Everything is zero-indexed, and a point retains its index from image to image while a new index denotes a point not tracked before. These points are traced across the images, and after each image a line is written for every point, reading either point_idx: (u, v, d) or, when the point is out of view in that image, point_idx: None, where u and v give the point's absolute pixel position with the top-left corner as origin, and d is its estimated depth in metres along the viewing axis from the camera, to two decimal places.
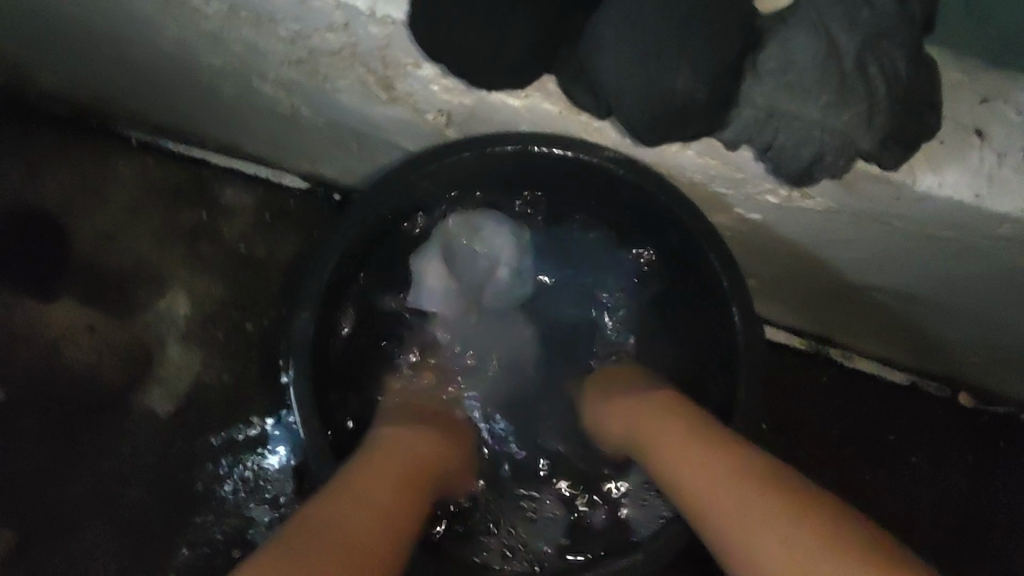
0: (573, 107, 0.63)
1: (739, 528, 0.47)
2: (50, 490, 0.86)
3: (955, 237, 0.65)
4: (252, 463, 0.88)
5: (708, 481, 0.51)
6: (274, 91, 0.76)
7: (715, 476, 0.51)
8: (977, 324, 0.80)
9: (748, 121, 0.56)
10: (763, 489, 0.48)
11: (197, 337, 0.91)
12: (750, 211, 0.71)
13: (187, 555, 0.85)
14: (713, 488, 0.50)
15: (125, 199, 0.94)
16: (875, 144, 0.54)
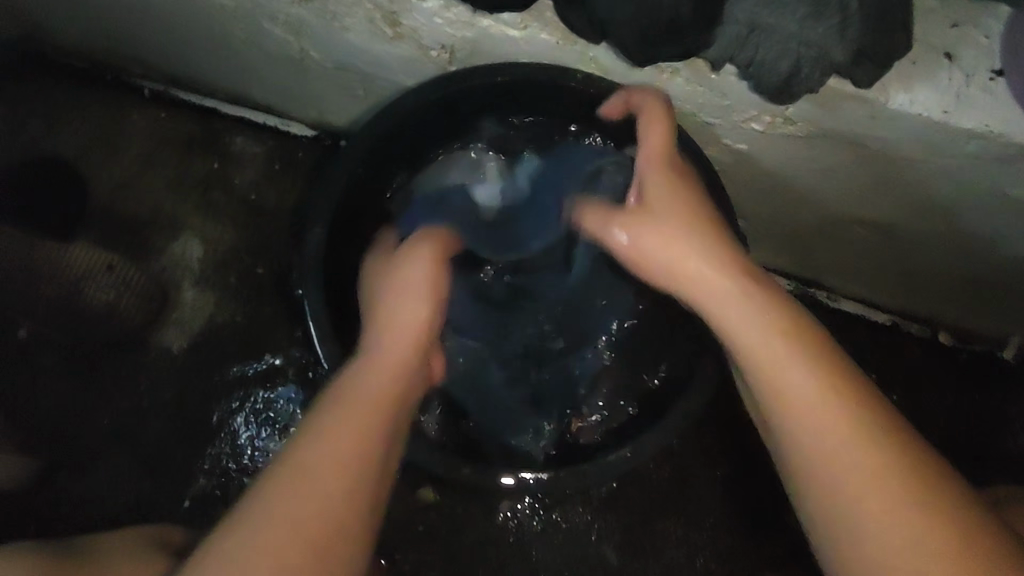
0: (570, 35, 0.67)
1: (811, 414, 0.47)
2: (72, 422, 0.90)
3: (927, 157, 0.69)
4: (262, 397, 0.92)
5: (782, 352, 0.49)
6: (284, 34, 0.80)
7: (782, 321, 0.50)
8: (955, 255, 0.84)
9: (731, 39, 0.60)
10: (860, 401, 0.46)
11: (210, 279, 0.95)
12: (738, 142, 0.76)
13: (204, 481, 0.90)
14: (803, 370, 0.47)
15: (139, 149, 0.98)
16: (848, 58, 0.59)
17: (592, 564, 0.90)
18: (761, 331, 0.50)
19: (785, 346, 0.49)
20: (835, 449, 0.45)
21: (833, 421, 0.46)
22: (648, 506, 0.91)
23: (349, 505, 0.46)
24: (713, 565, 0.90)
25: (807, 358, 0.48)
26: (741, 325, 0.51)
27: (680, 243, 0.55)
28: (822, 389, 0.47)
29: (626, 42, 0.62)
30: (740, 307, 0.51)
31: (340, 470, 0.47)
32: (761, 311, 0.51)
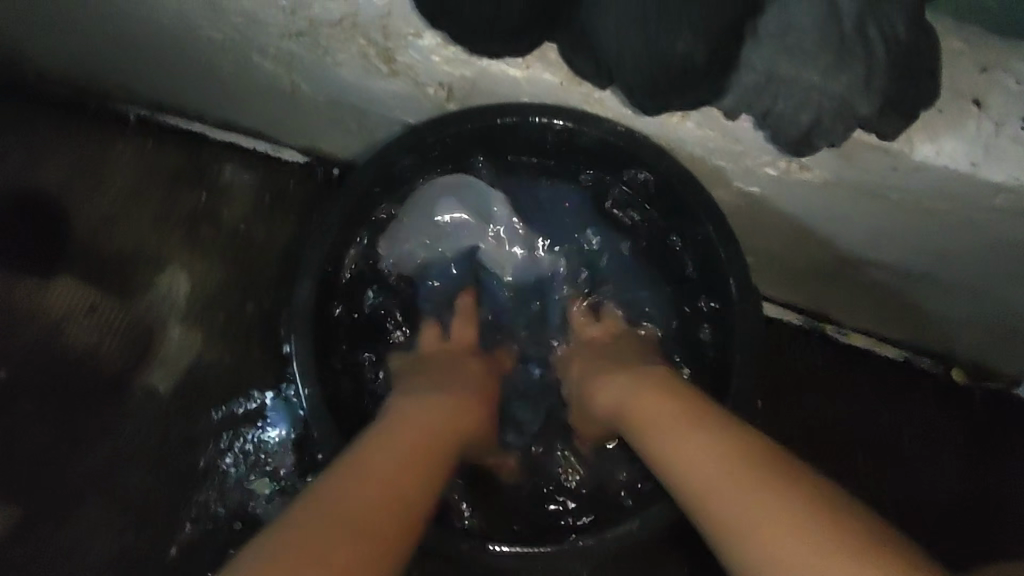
0: (575, 77, 0.64)
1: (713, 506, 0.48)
2: (52, 469, 0.86)
3: (951, 208, 0.65)
4: (251, 438, 0.88)
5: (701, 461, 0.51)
6: (273, 66, 0.77)
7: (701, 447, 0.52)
8: (976, 301, 0.80)
9: (748, 87, 0.57)
10: (766, 487, 0.47)
11: (197, 316, 0.91)
12: (750, 185, 0.72)
13: (190, 529, 0.86)
14: (710, 466, 0.50)
15: (124, 180, 0.94)
16: (874, 110, 0.55)
17: None
18: (697, 467, 0.51)
19: (706, 455, 0.51)
20: (747, 526, 0.45)
21: (741, 497, 0.47)
22: (652, 557, 0.87)
23: (401, 518, 0.48)
24: None
25: (722, 466, 0.50)
26: (687, 469, 0.52)
27: (645, 421, 0.59)
28: (731, 473, 0.49)
29: (636, 88, 0.58)
30: (682, 445, 0.54)
31: (395, 489, 0.49)
32: (707, 455, 0.51)
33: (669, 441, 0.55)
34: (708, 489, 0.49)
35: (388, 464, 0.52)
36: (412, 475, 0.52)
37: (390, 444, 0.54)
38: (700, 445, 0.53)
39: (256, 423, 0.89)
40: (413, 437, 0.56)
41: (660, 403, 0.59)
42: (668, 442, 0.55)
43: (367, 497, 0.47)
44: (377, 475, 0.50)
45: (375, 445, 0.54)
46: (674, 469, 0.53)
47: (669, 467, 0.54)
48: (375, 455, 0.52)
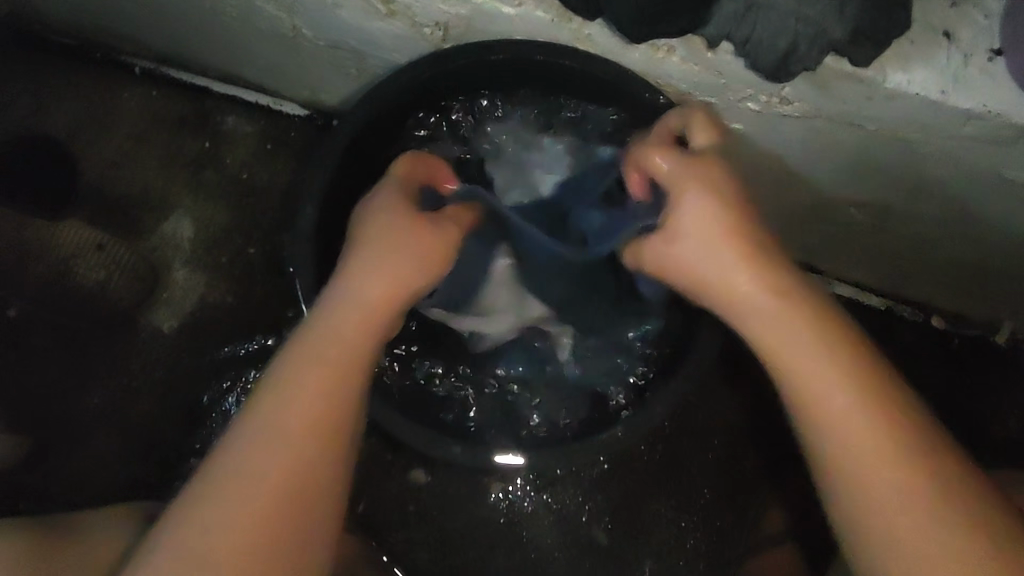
0: (565, 12, 0.67)
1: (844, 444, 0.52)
2: (64, 401, 0.89)
3: (922, 139, 0.68)
4: (253, 378, 0.91)
5: (826, 388, 0.53)
6: (276, 10, 0.79)
7: (829, 369, 0.53)
8: (951, 240, 0.83)
9: (729, 15, 0.60)
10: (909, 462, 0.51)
11: (201, 259, 0.94)
12: (733, 123, 0.75)
13: (195, 461, 0.89)
14: (836, 393, 0.52)
15: (129, 129, 0.97)
16: (846, 35, 0.58)
17: (583, 546, 0.90)
18: (839, 416, 0.52)
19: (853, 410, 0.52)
20: (895, 502, 0.50)
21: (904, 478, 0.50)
22: (638, 487, 0.91)
23: (309, 463, 0.52)
24: (703, 547, 0.91)
25: (848, 396, 0.52)
26: (811, 393, 0.53)
27: (752, 309, 0.56)
28: (878, 437, 0.51)
29: (621, 19, 0.61)
30: (807, 361, 0.54)
31: (301, 433, 0.52)
32: (835, 391, 0.52)
33: (799, 360, 0.54)
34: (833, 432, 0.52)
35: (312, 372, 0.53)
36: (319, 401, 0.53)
37: (315, 355, 0.54)
38: (834, 386, 0.52)
39: (258, 364, 0.91)
40: (332, 340, 0.55)
41: (775, 307, 0.55)
42: (797, 359, 0.54)
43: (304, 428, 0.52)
44: (284, 418, 0.52)
45: (307, 357, 0.54)
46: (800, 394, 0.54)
47: (790, 382, 0.54)
48: (295, 379, 0.53)
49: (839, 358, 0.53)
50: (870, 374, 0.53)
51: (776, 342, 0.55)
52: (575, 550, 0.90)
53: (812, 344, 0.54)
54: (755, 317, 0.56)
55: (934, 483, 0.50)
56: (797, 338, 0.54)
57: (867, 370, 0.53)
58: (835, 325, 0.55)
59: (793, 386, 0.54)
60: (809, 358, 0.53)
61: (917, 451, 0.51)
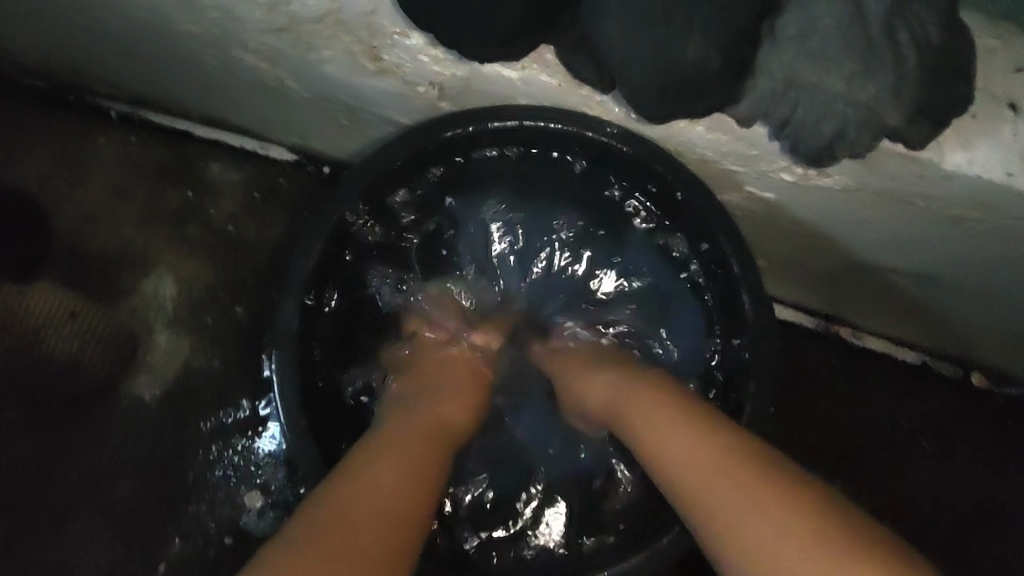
0: (574, 79, 0.59)
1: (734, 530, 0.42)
2: (38, 481, 0.83)
3: (980, 217, 0.61)
4: (241, 449, 0.85)
5: (717, 475, 0.45)
6: (256, 61, 0.72)
7: (714, 449, 0.47)
8: (1003, 307, 0.75)
9: (765, 93, 0.52)
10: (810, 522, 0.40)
11: (186, 321, 0.87)
12: (763, 190, 0.67)
13: (181, 543, 0.83)
14: (719, 475, 0.45)
15: (106, 178, 0.90)
16: (903, 120, 0.50)
17: None
18: (675, 456, 0.48)
19: (718, 474, 0.45)
20: (744, 514, 0.42)
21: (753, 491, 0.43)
22: None
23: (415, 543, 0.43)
24: None
25: (723, 475, 0.45)
26: (695, 483, 0.46)
27: (659, 429, 0.51)
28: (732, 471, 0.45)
29: (641, 96, 0.54)
30: (679, 449, 0.48)
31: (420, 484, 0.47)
32: (717, 473, 0.45)
33: (689, 467, 0.47)
34: (708, 502, 0.44)
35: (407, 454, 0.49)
36: (428, 452, 0.51)
37: (383, 442, 0.50)
38: (696, 465, 0.46)
39: (246, 433, 0.85)
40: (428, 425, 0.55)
41: (661, 411, 0.52)
42: (684, 460, 0.47)
43: (405, 479, 0.47)
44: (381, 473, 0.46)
45: (376, 443, 0.50)
46: (687, 499, 0.46)
47: (680, 475, 0.47)
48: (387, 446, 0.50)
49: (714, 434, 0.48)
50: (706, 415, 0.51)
51: (657, 451, 0.50)
52: None
53: (680, 429, 0.50)
54: (648, 438, 0.51)
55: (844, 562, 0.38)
56: (678, 435, 0.49)
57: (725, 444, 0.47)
58: (708, 424, 0.49)
59: (683, 481, 0.47)
60: (684, 450, 0.48)
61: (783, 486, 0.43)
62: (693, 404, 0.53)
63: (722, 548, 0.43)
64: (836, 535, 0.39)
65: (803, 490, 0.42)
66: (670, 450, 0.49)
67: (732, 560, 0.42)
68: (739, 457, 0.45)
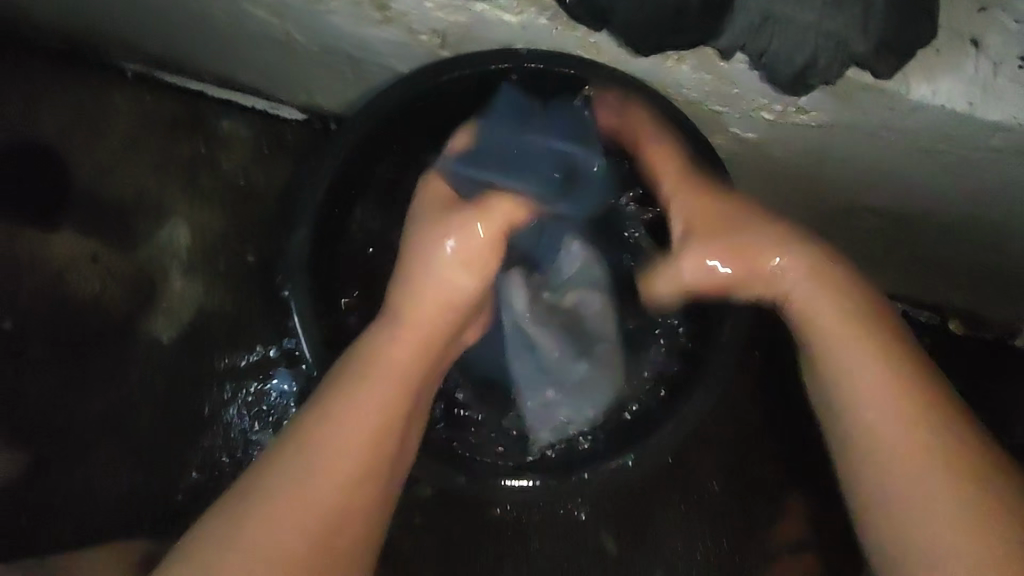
0: (570, 22, 0.63)
1: (895, 456, 0.56)
2: (61, 415, 0.88)
3: (947, 150, 0.65)
4: (254, 390, 0.90)
5: (902, 418, 0.57)
6: (267, 15, 0.76)
7: (891, 388, 0.58)
8: (975, 247, 0.80)
9: (743, 28, 0.56)
10: (956, 472, 0.55)
11: (200, 268, 0.91)
12: (746, 130, 0.72)
13: (198, 475, 0.88)
14: (895, 410, 0.57)
15: (123, 133, 0.94)
16: (869, 49, 0.55)
17: (593, 556, 0.88)
18: (870, 399, 0.58)
19: (908, 446, 0.56)
20: (920, 470, 0.55)
21: (919, 451, 0.55)
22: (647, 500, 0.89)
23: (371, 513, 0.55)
24: (713, 558, 0.89)
25: (891, 411, 0.57)
26: (865, 403, 0.58)
27: (858, 349, 0.60)
28: (916, 439, 0.56)
29: (629, 32, 0.58)
30: (856, 353, 0.60)
31: (371, 454, 0.56)
32: (882, 398, 0.58)
33: (872, 391, 0.58)
34: (882, 443, 0.57)
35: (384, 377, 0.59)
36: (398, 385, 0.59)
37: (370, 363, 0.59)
38: (865, 390, 0.59)
39: (258, 376, 0.90)
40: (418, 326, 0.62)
41: (857, 340, 0.60)
42: (875, 394, 0.58)
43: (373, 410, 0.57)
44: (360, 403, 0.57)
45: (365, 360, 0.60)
46: (865, 417, 0.58)
47: (846, 382, 0.59)
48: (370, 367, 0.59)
49: (908, 372, 0.58)
50: (893, 337, 0.61)
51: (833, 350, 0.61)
52: (583, 563, 0.88)
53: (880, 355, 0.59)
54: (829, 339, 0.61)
55: (985, 516, 0.53)
56: (860, 353, 0.60)
57: (922, 385, 0.58)
58: (895, 349, 0.60)
59: (865, 389, 0.58)
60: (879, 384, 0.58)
61: (964, 455, 0.55)
62: (883, 322, 0.61)
63: (862, 462, 0.58)
64: (971, 489, 0.54)
65: (956, 437, 0.56)
66: (851, 367, 0.60)
67: (860, 472, 0.58)
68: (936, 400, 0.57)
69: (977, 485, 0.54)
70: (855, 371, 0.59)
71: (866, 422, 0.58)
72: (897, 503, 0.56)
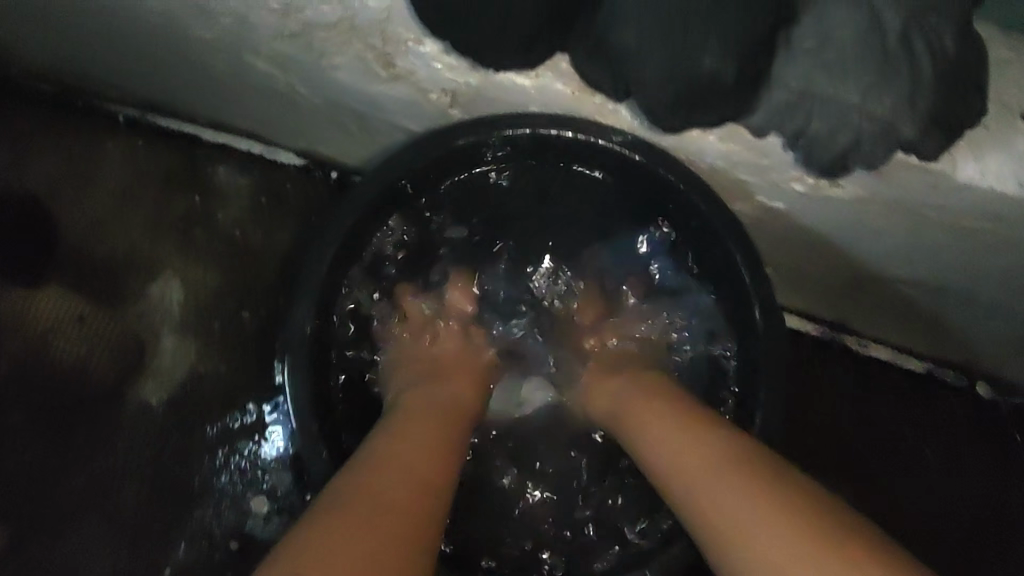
0: (589, 88, 0.59)
1: (719, 523, 0.46)
2: (44, 488, 0.82)
3: (991, 229, 0.61)
4: (248, 454, 0.85)
5: (701, 467, 0.50)
6: (267, 67, 0.72)
7: (692, 451, 0.52)
8: (1011, 316, 0.76)
9: (780, 104, 0.52)
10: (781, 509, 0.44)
11: (192, 326, 0.87)
12: (773, 200, 0.67)
13: (186, 547, 0.83)
14: (709, 476, 0.49)
15: (114, 181, 0.90)
16: (917, 130, 0.51)
17: None
18: (680, 478, 0.51)
19: (714, 484, 0.48)
20: (715, 492, 0.48)
21: (719, 479, 0.48)
22: None
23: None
24: None
25: (702, 464, 0.50)
26: (677, 468, 0.52)
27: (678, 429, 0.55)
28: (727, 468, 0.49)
29: (656, 105, 0.54)
30: (674, 444, 0.54)
31: (433, 471, 0.52)
32: (690, 459, 0.51)
33: (675, 460, 0.52)
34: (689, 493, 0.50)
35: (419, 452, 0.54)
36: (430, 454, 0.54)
37: (401, 438, 0.55)
38: (667, 453, 0.54)
39: (253, 438, 0.85)
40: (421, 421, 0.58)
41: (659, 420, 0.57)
42: (670, 459, 0.53)
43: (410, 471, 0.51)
44: (404, 468, 0.51)
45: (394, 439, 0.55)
46: (686, 490, 0.50)
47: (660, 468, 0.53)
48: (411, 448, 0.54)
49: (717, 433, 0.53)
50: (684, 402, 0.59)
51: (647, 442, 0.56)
52: None
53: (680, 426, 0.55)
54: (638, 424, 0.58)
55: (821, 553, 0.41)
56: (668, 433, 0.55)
57: (720, 440, 0.52)
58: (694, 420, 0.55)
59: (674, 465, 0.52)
60: (667, 446, 0.54)
61: (787, 502, 0.45)
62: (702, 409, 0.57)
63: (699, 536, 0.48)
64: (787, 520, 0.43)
65: (756, 471, 0.48)
66: (658, 445, 0.55)
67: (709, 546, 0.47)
68: (742, 459, 0.49)
69: (806, 531, 0.42)
70: (667, 452, 0.54)
71: (676, 482, 0.51)
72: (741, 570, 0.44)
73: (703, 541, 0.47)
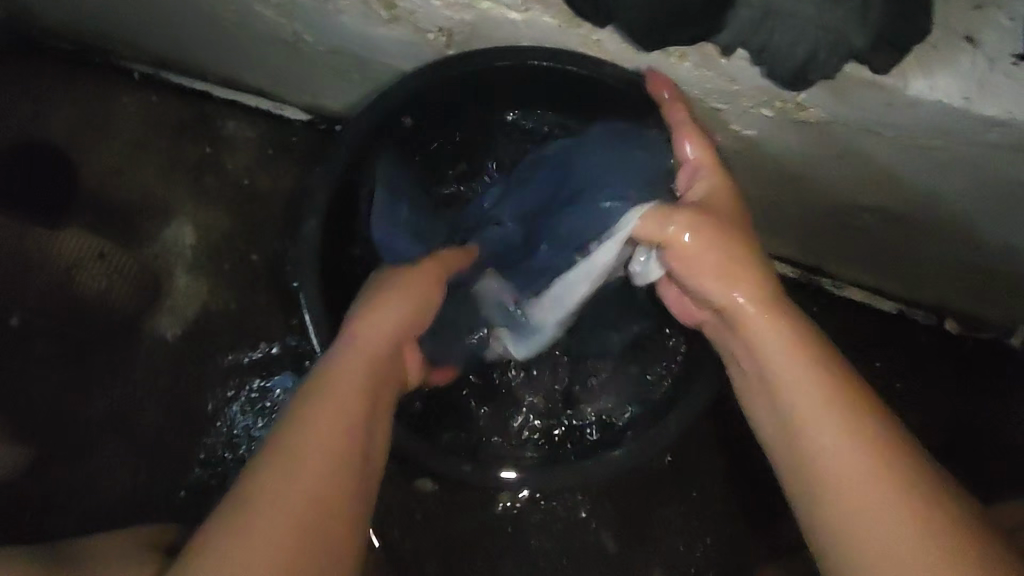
0: (574, 18, 0.65)
1: (846, 481, 0.48)
2: (67, 414, 0.88)
3: (944, 146, 0.66)
4: (257, 387, 0.90)
5: (828, 416, 0.51)
6: (274, 15, 0.77)
7: (829, 396, 0.52)
8: (972, 244, 0.80)
9: (745, 22, 0.58)
10: (914, 488, 0.46)
11: (204, 268, 0.92)
12: (746, 128, 0.73)
13: (200, 472, 0.88)
14: (841, 434, 0.50)
15: (129, 133, 0.95)
16: (868, 42, 0.56)
17: (593, 555, 0.88)
18: (819, 425, 0.51)
19: (858, 441, 0.49)
20: (860, 463, 0.48)
21: (861, 443, 0.48)
22: (650, 497, 0.89)
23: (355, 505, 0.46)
24: (716, 557, 0.89)
25: (848, 411, 0.50)
26: (813, 419, 0.52)
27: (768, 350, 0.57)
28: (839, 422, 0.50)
29: (634, 28, 0.60)
30: (804, 375, 0.53)
31: (351, 421, 0.49)
32: (831, 403, 0.51)
33: (810, 401, 0.52)
34: (822, 444, 0.50)
35: (345, 386, 0.51)
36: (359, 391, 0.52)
37: (336, 367, 0.53)
38: (806, 388, 0.53)
39: (262, 373, 0.90)
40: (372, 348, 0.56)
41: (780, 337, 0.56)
42: (806, 393, 0.53)
43: (325, 415, 0.49)
44: (319, 415, 0.48)
45: (329, 364, 0.53)
46: (809, 450, 0.51)
47: (792, 403, 0.53)
48: (337, 379, 0.52)
49: (823, 360, 0.54)
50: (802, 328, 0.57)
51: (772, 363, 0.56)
52: (584, 559, 0.88)
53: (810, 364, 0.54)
54: (763, 350, 0.57)
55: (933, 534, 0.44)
56: (805, 363, 0.54)
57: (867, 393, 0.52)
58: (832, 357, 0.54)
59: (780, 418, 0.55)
60: (807, 378, 0.53)
61: (912, 486, 0.46)
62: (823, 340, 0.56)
63: (815, 497, 0.50)
64: (932, 507, 0.45)
65: (892, 446, 0.48)
66: (792, 372, 0.54)
67: (827, 506, 0.49)
68: (879, 430, 0.49)
69: (935, 514, 0.44)
70: (766, 389, 0.57)
71: (803, 431, 0.52)
72: (855, 539, 0.46)
73: (815, 498, 0.50)
